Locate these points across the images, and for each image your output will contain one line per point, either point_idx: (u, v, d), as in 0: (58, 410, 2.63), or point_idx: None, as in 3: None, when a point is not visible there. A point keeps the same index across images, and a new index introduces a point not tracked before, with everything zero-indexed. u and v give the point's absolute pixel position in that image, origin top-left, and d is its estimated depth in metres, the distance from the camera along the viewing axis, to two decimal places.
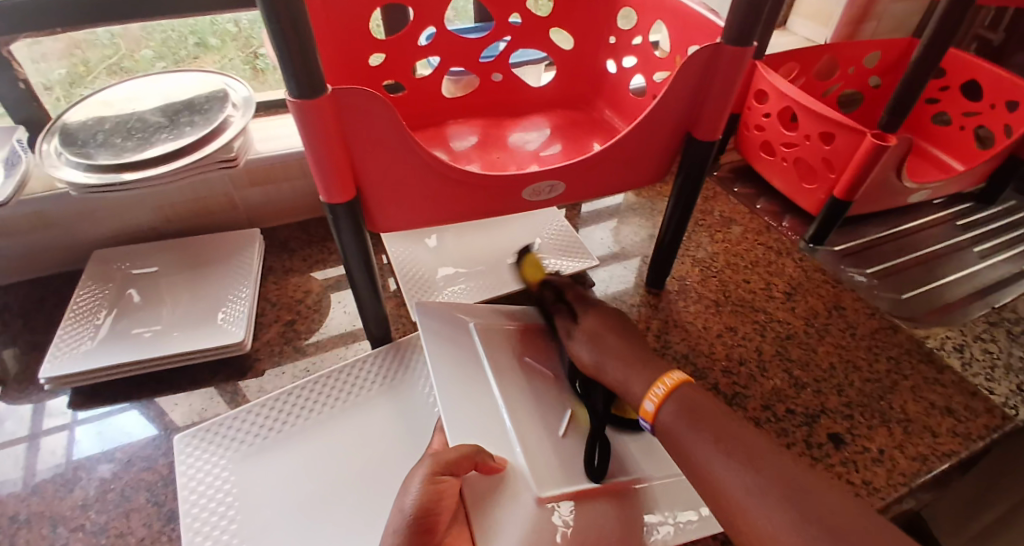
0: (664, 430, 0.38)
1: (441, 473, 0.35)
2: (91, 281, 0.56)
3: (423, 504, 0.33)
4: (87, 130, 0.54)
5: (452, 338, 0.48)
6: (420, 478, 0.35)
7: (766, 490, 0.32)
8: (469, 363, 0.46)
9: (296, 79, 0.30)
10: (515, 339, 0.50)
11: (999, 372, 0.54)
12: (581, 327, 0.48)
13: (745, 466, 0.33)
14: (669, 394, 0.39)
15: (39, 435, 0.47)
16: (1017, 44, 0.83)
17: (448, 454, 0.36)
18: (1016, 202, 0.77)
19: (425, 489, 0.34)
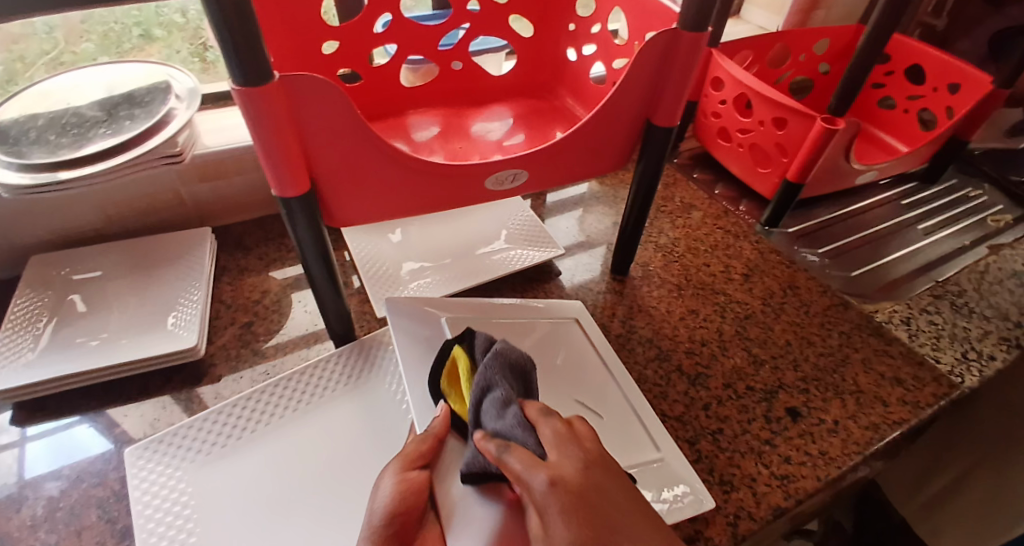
0: None
1: (409, 468, 0.36)
2: (29, 288, 0.53)
3: (398, 498, 0.34)
4: (19, 127, 0.50)
5: (419, 335, 0.47)
6: (391, 474, 0.35)
7: None
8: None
9: (240, 67, 0.29)
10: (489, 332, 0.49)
11: (944, 342, 0.57)
12: (558, 513, 0.27)
13: None
14: None
15: None
16: (957, 29, 0.87)
17: (413, 449, 0.37)
18: (957, 181, 0.81)
19: (397, 483, 0.34)
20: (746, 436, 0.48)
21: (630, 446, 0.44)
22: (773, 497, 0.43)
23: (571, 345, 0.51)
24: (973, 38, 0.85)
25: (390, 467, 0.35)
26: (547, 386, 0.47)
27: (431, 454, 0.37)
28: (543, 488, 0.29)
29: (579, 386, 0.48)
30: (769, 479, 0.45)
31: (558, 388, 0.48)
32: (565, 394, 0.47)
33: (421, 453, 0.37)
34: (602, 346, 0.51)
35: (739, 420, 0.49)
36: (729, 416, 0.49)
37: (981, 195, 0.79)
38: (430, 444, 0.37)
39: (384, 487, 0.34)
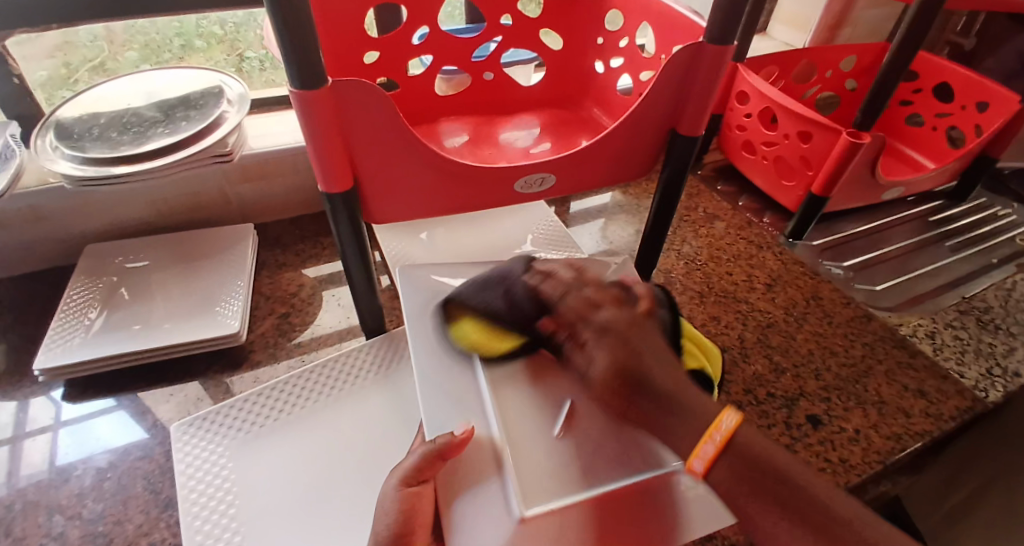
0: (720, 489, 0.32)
1: (409, 484, 0.35)
2: (85, 276, 0.56)
3: (400, 517, 0.34)
4: (81, 125, 0.54)
5: (437, 316, 0.45)
6: (391, 491, 0.35)
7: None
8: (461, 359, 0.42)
9: (298, 71, 0.32)
10: None
11: (969, 358, 0.57)
12: (611, 339, 0.37)
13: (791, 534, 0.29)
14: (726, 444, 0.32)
15: (23, 436, 0.47)
16: (987, 47, 0.87)
17: (414, 463, 0.35)
18: (986, 199, 0.80)
19: (398, 502, 0.35)
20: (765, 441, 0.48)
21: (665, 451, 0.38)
22: None
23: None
24: (1002, 55, 0.85)
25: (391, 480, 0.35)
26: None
27: (434, 471, 0.35)
28: (591, 323, 0.38)
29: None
30: None
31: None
32: None
33: (420, 470, 0.35)
34: None
35: (759, 425, 0.49)
36: (749, 421, 0.50)
37: (1011, 214, 0.78)
38: (433, 461, 0.35)
39: (385, 505, 0.35)
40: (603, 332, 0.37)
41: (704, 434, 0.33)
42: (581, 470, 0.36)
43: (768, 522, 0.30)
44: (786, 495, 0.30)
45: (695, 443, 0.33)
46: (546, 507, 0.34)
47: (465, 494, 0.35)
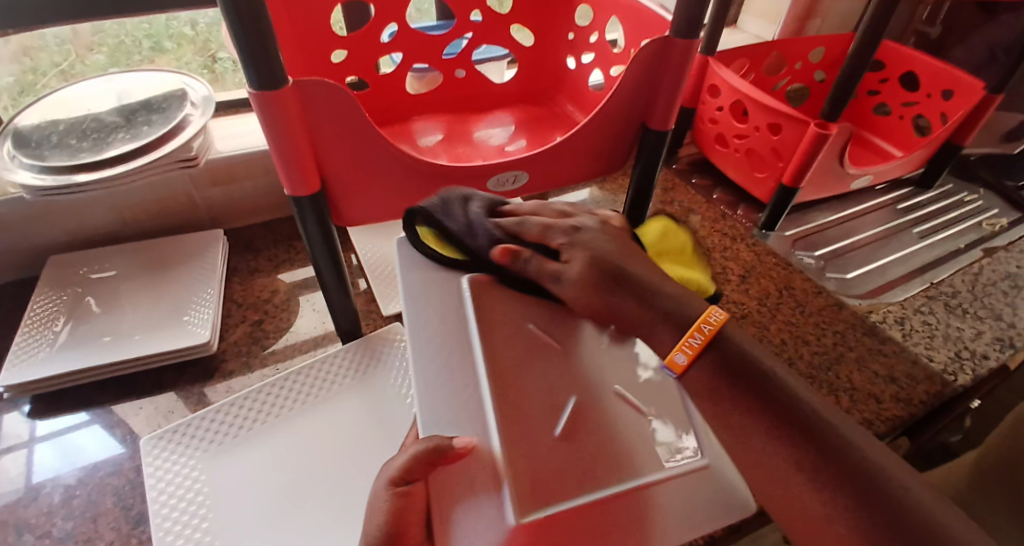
0: (700, 381, 0.36)
1: (402, 484, 0.33)
2: (49, 287, 0.55)
3: (387, 522, 0.32)
4: (40, 132, 0.52)
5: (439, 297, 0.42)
6: (381, 491, 0.34)
7: (786, 443, 0.32)
8: (462, 353, 0.39)
9: (256, 71, 0.31)
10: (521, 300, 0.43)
11: (937, 342, 0.58)
12: (579, 251, 0.42)
13: (772, 435, 0.33)
14: (711, 338, 0.37)
15: None
16: (952, 37, 0.89)
17: (405, 463, 0.33)
18: (953, 186, 0.82)
19: (389, 504, 0.33)
20: None
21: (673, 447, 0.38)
22: None
23: None
24: (970, 45, 0.87)
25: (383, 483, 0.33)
26: (585, 363, 0.41)
27: (428, 474, 0.33)
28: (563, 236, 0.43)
29: (624, 369, 0.42)
30: None
31: (599, 366, 0.41)
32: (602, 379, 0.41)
33: (409, 471, 0.32)
34: None
35: None
36: None
37: (977, 200, 0.80)
38: (429, 460, 0.32)
39: (375, 506, 0.33)
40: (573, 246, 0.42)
41: (689, 329, 0.37)
42: (579, 475, 0.35)
43: (753, 418, 0.34)
44: (768, 398, 0.34)
45: (679, 338, 0.37)
46: (540, 515, 0.33)
47: (464, 499, 0.33)
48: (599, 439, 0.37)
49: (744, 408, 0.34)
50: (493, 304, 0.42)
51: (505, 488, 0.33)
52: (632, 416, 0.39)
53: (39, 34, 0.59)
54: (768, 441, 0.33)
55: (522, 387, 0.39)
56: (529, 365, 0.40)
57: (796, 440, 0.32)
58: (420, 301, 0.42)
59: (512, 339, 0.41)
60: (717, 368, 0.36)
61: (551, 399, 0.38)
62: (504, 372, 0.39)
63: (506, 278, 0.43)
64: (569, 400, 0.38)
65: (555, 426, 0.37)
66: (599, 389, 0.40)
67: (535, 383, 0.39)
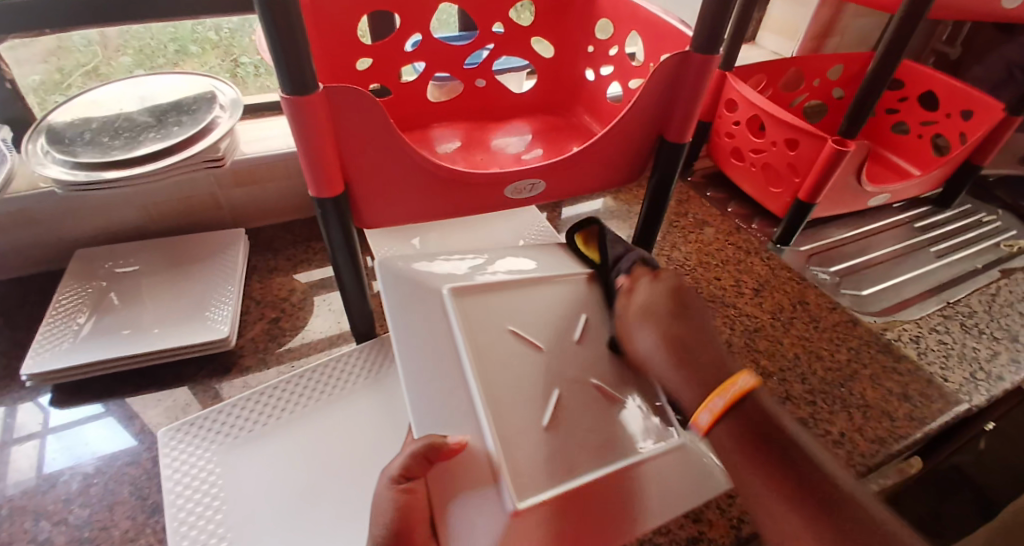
0: (720, 446, 0.33)
1: (404, 480, 0.35)
2: (74, 280, 0.56)
3: (394, 518, 0.33)
4: (74, 129, 0.54)
5: (420, 313, 0.44)
6: (384, 489, 0.35)
7: (805, 514, 0.28)
8: (448, 357, 0.40)
9: (289, 77, 0.32)
10: (501, 301, 0.45)
11: (953, 362, 0.57)
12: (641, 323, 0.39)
13: (793, 506, 0.29)
14: (736, 400, 0.33)
15: (12, 442, 0.47)
16: (972, 57, 0.88)
17: (405, 461, 0.35)
18: (971, 206, 0.82)
19: (393, 501, 0.34)
20: None
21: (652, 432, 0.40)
22: None
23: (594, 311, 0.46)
24: (986, 64, 0.86)
25: (385, 482, 0.35)
26: (561, 360, 0.42)
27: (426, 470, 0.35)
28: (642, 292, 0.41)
29: (598, 362, 0.43)
30: None
31: (574, 360, 0.42)
32: (582, 371, 0.42)
33: (410, 468, 0.35)
34: None
35: None
36: None
37: (996, 220, 0.79)
38: (425, 457, 0.35)
39: (379, 504, 0.34)
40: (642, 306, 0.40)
41: (715, 389, 0.33)
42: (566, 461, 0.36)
43: (771, 486, 0.30)
44: (789, 467, 0.30)
45: (703, 398, 0.34)
46: (536, 499, 0.33)
47: (460, 496, 0.35)
48: (586, 426, 0.38)
49: (767, 476, 0.30)
50: (482, 303, 0.44)
51: (501, 479, 0.33)
52: (609, 405, 0.40)
53: (66, 36, 0.61)
54: (790, 516, 0.29)
55: (508, 378, 0.39)
56: (513, 360, 0.41)
57: (805, 507, 0.28)
58: (404, 321, 0.44)
59: (492, 338, 0.41)
60: (739, 433, 0.32)
61: (539, 392, 0.39)
62: (489, 366, 0.39)
63: (477, 290, 0.45)
64: (551, 393, 0.39)
65: (543, 416, 0.38)
66: (578, 382, 0.41)
67: (523, 375, 0.40)
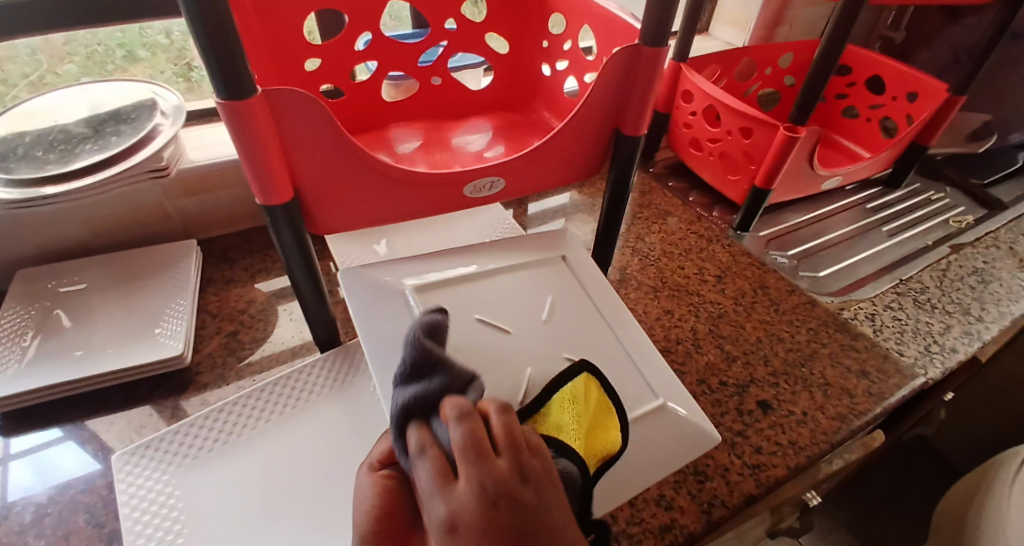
0: None
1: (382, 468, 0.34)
2: (16, 302, 0.53)
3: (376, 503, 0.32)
4: (6, 144, 0.51)
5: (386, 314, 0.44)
6: (364, 479, 0.34)
7: None
8: None
9: (223, 81, 0.31)
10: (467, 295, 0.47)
11: (907, 337, 0.60)
12: None
13: None
14: None
15: None
16: (916, 41, 0.92)
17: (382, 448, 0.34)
18: (920, 185, 0.85)
19: (375, 487, 0.32)
20: (720, 429, 0.50)
21: (630, 396, 0.43)
22: (745, 485, 0.45)
23: (556, 296, 0.50)
24: (933, 49, 0.90)
25: (364, 469, 0.34)
26: (528, 339, 0.45)
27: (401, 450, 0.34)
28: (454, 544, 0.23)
29: (566, 338, 0.46)
30: (741, 469, 0.46)
31: (541, 338, 0.45)
32: (550, 350, 0.45)
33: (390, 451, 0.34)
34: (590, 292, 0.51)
35: (713, 414, 0.51)
36: (703, 409, 0.51)
37: (943, 198, 0.83)
38: None
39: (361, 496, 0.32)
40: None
41: None
42: None
43: None
44: None
45: None
46: None
47: None
48: None
49: None
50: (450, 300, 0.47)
51: None
52: None
53: (14, 44, 0.58)
54: None
55: (481, 362, 0.42)
56: (483, 346, 0.44)
57: None
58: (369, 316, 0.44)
59: (459, 329, 0.45)
60: None
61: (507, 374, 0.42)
62: (459, 354, 0.42)
63: (440, 288, 0.48)
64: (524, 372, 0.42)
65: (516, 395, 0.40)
66: (548, 358, 0.44)
67: (493, 359, 0.43)
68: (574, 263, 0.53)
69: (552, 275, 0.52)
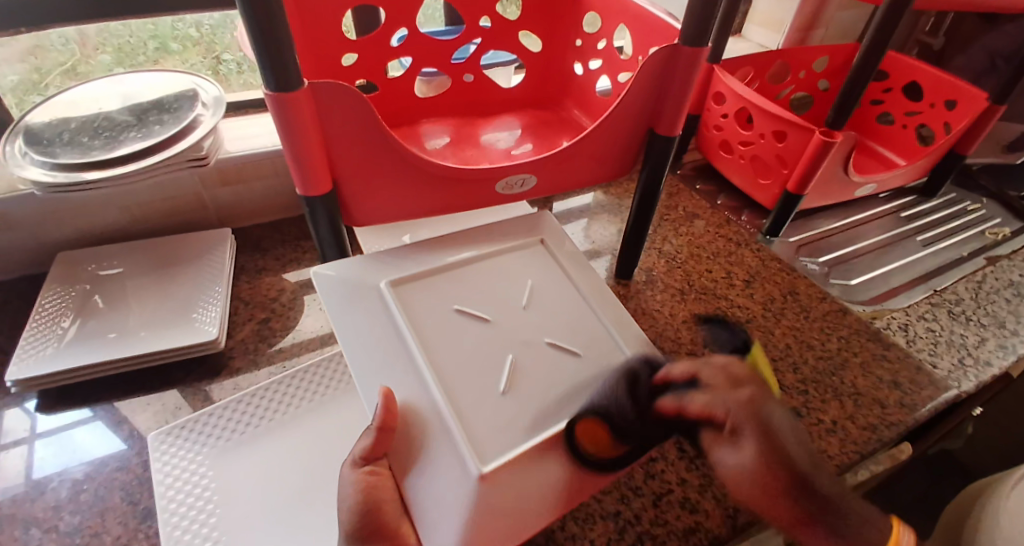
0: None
1: (365, 464, 0.34)
2: (57, 284, 0.55)
3: (361, 500, 0.33)
4: (52, 130, 0.53)
5: (359, 311, 0.42)
6: (349, 476, 0.34)
7: None
8: (392, 343, 0.40)
9: (273, 73, 0.32)
10: (446, 284, 0.45)
11: (941, 349, 0.58)
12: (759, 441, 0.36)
13: None
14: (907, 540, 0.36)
15: None
16: (955, 47, 0.89)
17: (365, 444, 0.35)
18: (956, 195, 0.83)
19: (358, 485, 0.33)
20: None
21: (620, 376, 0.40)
22: None
23: (537, 280, 0.47)
24: (972, 54, 0.87)
25: (346, 466, 0.34)
26: (510, 326, 0.43)
27: (388, 444, 0.35)
28: (735, 410, 0.38)
29: (547, 322, 0.44)
30: None
31: (524, 325, 0.43)
32: (533, 335, 0.42)
33: (374, 448, 0.35)
34: (575, 275, 0.48)
35: None
36: None
37: (980, 208, 0.81)
38: (377, 436, 0.35)
39: (346, 494, 0.33)
40: (749, 424, 0.37)
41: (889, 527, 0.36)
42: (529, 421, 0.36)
43: None
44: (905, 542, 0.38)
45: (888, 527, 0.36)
46: (501, 462, 0.33)
47: (417, 465, 0.34)
48: (542, 386, 0.38)
49: None
50: (426, 287, 0.45)
51: (459, 443, 0.34)
52: (567, 360, 0.41)
53: (43, 34, 0.59)
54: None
55: (460, 353, 0.40)
56: (462, 334, 0.41)
57: None
58: (350, 314, 0.42)
59: (436, 318, 0.42)
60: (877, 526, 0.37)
61: (489, 361, 0.40)
62: (434, 345, 0.40)
63: (416, 278, 0.46)
64: (505, 360, 0.40)
65: (499, 383, 0.38)
66: (533, 344, 0.42)
67: (473, 347, 0.40)
68: (555, 247, 0.51)
69: (536, 260, 0.49)
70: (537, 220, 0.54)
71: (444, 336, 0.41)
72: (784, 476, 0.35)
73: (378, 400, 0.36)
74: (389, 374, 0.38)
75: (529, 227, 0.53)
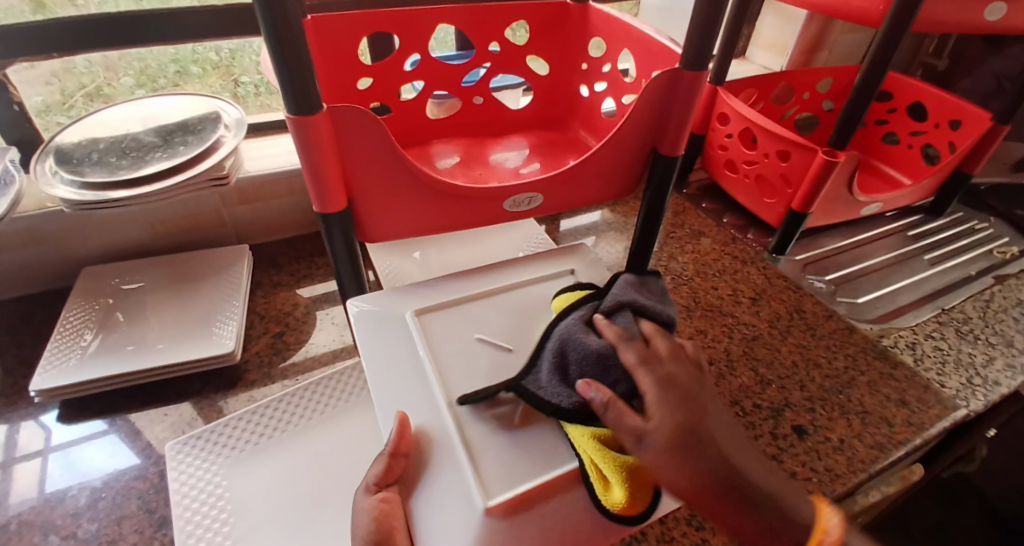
0: None
1: (379, 487, 0.35)
2: (83, 297, 0.57)
3: (373, 528, 0.34)
4: (82, 150, 0.55)
5: (376, 340, 0.44)
6: (361, 500, 0.35)
7: None
8: (410, 369, 0.41)
9: (295, 97, 0.34)
10: (469, 313, 0.47)
11: (949, 368, 0.58)
12: (668, 420, 0.33)
13: None
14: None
15: (13, 462, 0.47)
16: (961, 68, 0.90)
17: (375, 469, 0.36)
18: (963, 214, 0.83)
19: (371, 510, 0.34)
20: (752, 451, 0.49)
21: None
22: None
23: None
24: (975, 76, 0.88)
25: (360, 493, 0.35)
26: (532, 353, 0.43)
27: (399, 470, 0.36)
28: (674, 371, 0.35)
29: None
30: None
31: None
32: None
33: (384, 473, 0.35)
34: None
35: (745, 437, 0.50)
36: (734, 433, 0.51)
37: (988, 227, 0.81)
38: (388, 461, 0.36)
39: (359, 520, 0.34)
40: (666, 396, 0.34)
41: (815, 531, 0.32)
42: (545, 452, 0.36)
43: None
44: None
45: (812, 531, 0.33)
46: (504, 497, 0.33)
47: (428, 494, 0.35)
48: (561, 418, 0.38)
49: None
50: (453, 315, 0.47)
51: (468, 475, 0.35)
52: None
53: (70, 58, 0.62)
54: None
55: (477, 382, 0.41)
56: (483, 362, 0.42)
57: None
58: (368, 338, 0.44)
59: (457, 348, 0.43)
60: None
61: (508, 389, 0.40)
62: (454, 377, 0.41)
63: (439, 308, 0.47)
64: None
65: (515, 414, 0.38)
66: None
67: (492, 374, 0.41)
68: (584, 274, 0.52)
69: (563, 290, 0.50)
70: (574, 249, 0.55)
71: (465, 362, 0.42)
72: (702, 467, 0.32)
73: (393, 425, 0.37)
74: (405, 399, 0.40)
75: (563, 258, 0.54)
